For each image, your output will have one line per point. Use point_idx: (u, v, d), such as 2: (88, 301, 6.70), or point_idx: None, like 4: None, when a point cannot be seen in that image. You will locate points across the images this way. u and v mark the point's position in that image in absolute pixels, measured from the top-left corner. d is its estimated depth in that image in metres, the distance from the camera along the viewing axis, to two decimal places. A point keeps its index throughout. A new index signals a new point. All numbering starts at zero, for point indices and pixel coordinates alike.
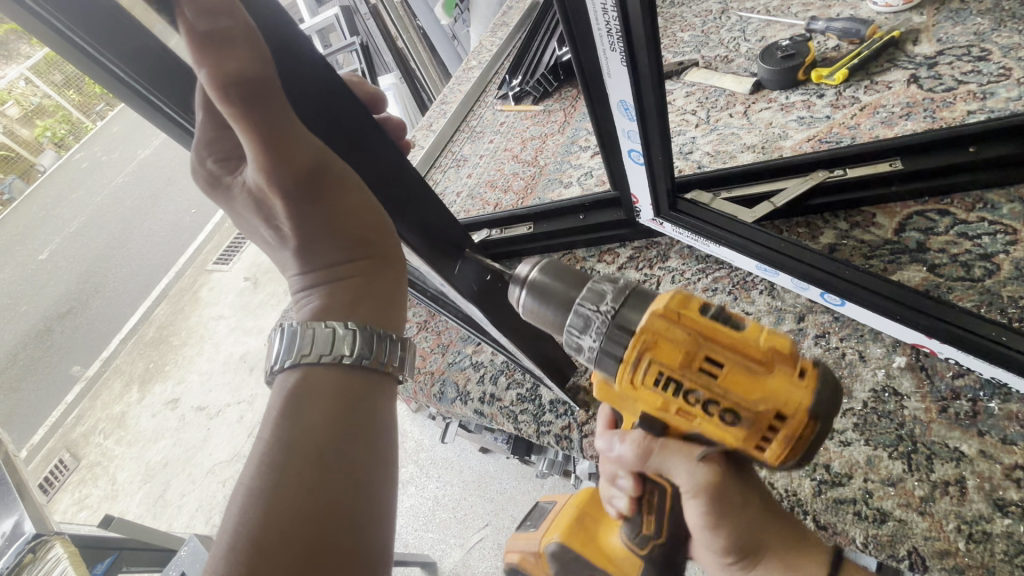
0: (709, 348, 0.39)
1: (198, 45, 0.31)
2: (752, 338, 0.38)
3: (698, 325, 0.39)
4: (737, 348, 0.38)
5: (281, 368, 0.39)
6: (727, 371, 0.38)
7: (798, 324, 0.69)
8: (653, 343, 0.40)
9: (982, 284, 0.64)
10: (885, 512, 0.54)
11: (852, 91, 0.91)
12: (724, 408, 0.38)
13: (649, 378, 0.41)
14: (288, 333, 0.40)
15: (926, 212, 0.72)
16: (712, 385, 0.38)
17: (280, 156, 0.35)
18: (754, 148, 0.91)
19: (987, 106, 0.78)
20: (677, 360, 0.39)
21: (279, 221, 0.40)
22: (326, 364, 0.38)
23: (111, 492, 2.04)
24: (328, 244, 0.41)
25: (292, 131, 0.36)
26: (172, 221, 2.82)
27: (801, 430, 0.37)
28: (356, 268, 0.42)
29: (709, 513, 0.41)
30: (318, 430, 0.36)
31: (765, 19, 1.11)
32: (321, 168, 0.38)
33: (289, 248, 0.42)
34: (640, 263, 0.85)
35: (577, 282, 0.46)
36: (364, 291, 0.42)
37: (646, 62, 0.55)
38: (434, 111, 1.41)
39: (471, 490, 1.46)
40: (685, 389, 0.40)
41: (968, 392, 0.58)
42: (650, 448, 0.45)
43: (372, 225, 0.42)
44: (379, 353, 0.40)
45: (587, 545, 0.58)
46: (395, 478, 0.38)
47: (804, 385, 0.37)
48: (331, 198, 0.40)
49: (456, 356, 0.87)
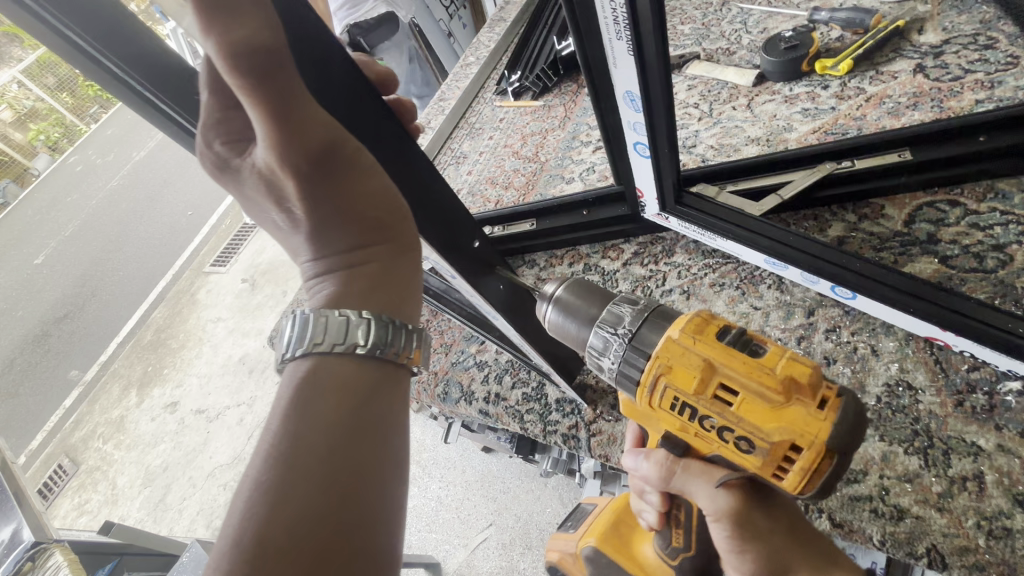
0: (723, 374, 0.40)
1: (201, 9, 0.28)
2: (769, 367, 0.39)
3: (712, 352, 0.41)
4: (750, 375, 0.39)
5: (292, 356, 0.37)
6: (741, 399, 0.40)
7: (808, 318, 0.68)
8: (668, 367, 0.43)
9: (995, 276, 0.63)
10: (902, 508, 0.53)
11: (857, 81, 0.90)
12: (739, 435, 0.40)
13: (666, 400, 0.44)
14: (300, 320, 0.38)
15: (936, 202, 0.71)
16: (726, 411, 0.40)
17: (292, 132, 0.33)
18: (759, 141, 0.90)
19: (996, 95, 0.77)
20: (692, 385, 0.41)
21: (291, 204, 0.38)
22: (340, 355, 0.37)
23: (112, 497, 2.03)
24: (342, 229, 0.39)
25: (303, 107, 0.33)
26: (168, 224, 2.80)
27: (817, 463, 0.37)
28: (372, 253, 0.41)
29: (732, 535, 0.46)
30: (330, 424, 0.34)
31: (767, 11, 1.10)
32: (335, 148, 0.36)
33: (300, 232, 0.40)
34: (645, 258, 0.84)
35: (601, 302, 0.50)
36: (379, 279, 0.40)
37: (652, 53, 0.54)
38: (432, 108, 1.39)
39: (474, 490, 1.45)
40: (702, 410, 0.42)
41: (984, 385, 0.57)
42: (674, 469, 0.50)
43: (387, 210, 0.40)
44: (394, 347, 0.38)
45: (618, 550, 0.70)
46: (406, 479, 0.36)
47: (820, 417, 0.37)
48: (345, 180, 0.38)
49: (460, 355, 0.86)
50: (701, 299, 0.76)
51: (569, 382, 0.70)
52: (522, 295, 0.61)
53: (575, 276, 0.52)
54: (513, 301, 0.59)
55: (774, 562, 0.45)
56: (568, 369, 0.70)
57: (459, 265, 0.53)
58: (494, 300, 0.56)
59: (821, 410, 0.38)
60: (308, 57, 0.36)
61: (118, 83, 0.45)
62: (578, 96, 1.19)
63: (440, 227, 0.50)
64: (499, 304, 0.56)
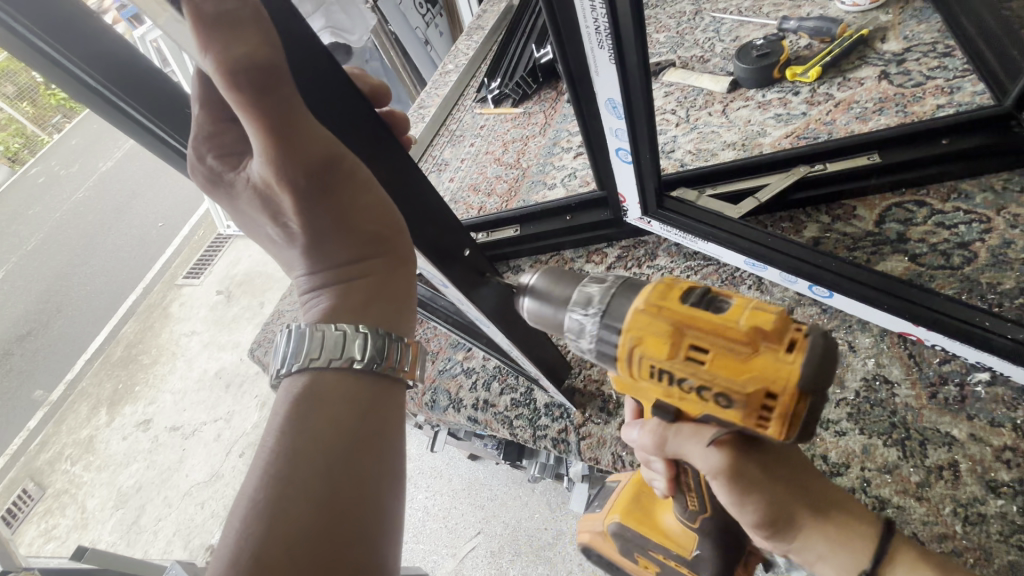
0: (692, 335, 0.39)
1: (203, 28, 0.29)
2: (733, 321, 0.38)
3: (678, 316, 0.40)
4: (717, 332, 0.38)
5: (288, 371, 0.37)
6: (712, 356, 0.39)
7: (788, 317, 0.70)
8: (640, 338, 0.41)
9: (962, 272, 0.66)
10: (884, 499, 0.54)
11: (826, 87, 0.93)
12: (717, 392, 0.39)
13: (644, 370, 0.43)
14: (296, 334, 0.37)
15: (904, 203, 0.74)
16: (700, 371, 0.39)
17: (288, 146, 0.33)
18: (735, 146, 0.92)
19: (955, 100, 0.81)
20: (663, 351, 0.40)
21: (287, 218, 0.38)
22: (337, 369, 0.36)
23: (80, 522, 1.94)
24: (338, 243, 0.39)
25: (301, 121, 0.33)
26: (138, 235, 2.72)
27: (793, 405, 0.37)
28: (368, 267, 0.40)
29: (729, 491, 0.44)
30: (329, 438, 0.34)
31: (738, 20, 1.13)
32: (333, 163, 0.36)
33: (296, 246, 0.39)
34: (629, 262, 0.85)
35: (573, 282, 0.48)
36: (376, 294, 0.40)
37: (633, 61, 0.55)
38: (412, 115, 1.39)
39: (462, 498, 1.44)
40: (677, 376, 0.41)
41: (955, 377, 0.59)
42: (665, 435, 0.47)
43: (384, 223, 0.40)
44: (392, 358, 0.38)
45: (643, 522, 0.62)
46: (404, 492, 0.36)
47: (790, 360, 0.37)
48: (342, 195, 0.37)
49: (447, 363, 0.86)
50: None
51: (558, 387, 0.70)
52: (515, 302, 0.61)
53: (544, 264, 0.50)
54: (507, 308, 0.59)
55: (775, 513, 0.43)
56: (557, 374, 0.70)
57: (455, 274, 0.52)
58: (487, 308, 0.56)
59: (791, 352, 0.37)
60: (302, 66, 0.36)
61: (95, 97, 0.46)
62: (557, 103, 1.20)
63: (435, 234, 0.50)
64: (493, 310, 0.56)
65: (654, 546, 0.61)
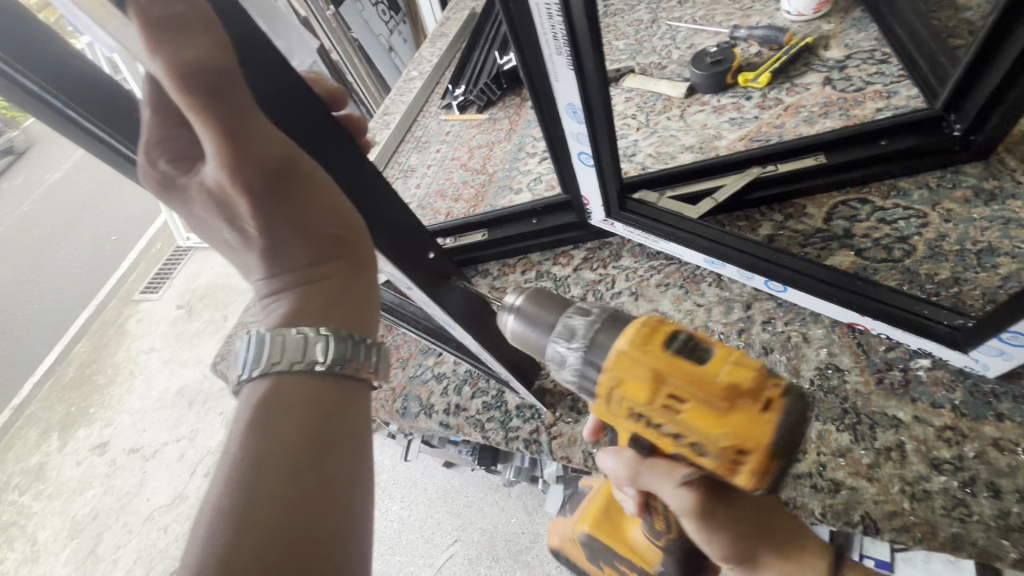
0: (672, 384, 0.42)
1: (151, 30, 0.30)
2: (713, 373, 0.41)
3: (663, 362, 0.42)
4: (696, 384, 0.41)
5: (249, 378, 0.36)
6: (691, 407, 0.41)
7: (746, 311, 0.73)
8: (619, 379, 0.43)
9: (902, 264, 0.70)
10: (839, 481, 0.57)
11: (776, 92, 0.97)
12: (693, 440, 0.42)
13: (622, 409, 0.45)
14: (256, 340, 0.37)
15: (849, 201, 0.78)
16: (678, 419, 0.42)
17: (243, 149, 0.34)
18: (693, 149, 0.96)
19: (892, 104, 0.87)
20: (643, 395, 0.42)
21: (243, 223, 0.38)
22: (299, 372, 0.36)
23: (31, 555, 1.82)
24: (297, 245, 0.39)
25: (255, 126, 0.34)
26: (91, 250, 2.61)
27: (765, 462, 0.40)
28: (327, 269, 0.39)
29: (695, 524, 0.49)
30: (294, 442, 0.34)
31: (693, 28, 1.17)
32: (289, 166, 0.36)
33: (253, 251, 0.39)
34: (594, 263, 0.87)
35: (560, 308, 0.49)
36: (340, 296, 0.39)
37: (589, 67, 0.57)
38: (377, 122, 1.39)
39: (437, 507, 1.43)
40: (655, 421, 0.43)
41: (899, 362, 0.63)
42: (640, 470, 0.50)
43: (343, 224, 0.40)
44: (355, 360, 0.38)
45: (609, 533, 0.71)
46: (372, 494, 0.36)
47: (764, 417, 0.40)
48: (298, 197, 0.37)
49: (417, 369, 0.85)
50: (649, 299, 0.80)
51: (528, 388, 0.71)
52: (479, 305, 0.61)
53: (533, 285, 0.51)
54: (473, 311, 0.60)
55: (734, 543, 0.50)
56: (527, 375, 0.71)
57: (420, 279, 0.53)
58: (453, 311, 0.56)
59: (765, 410, 0.40)
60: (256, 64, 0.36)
61: (38, 105, 0.44)
62: (522, 109, 1.22)
63: (399, 238, 0.50)
64: (459, 313, 0.57)
65: (621, 559, 0.69)
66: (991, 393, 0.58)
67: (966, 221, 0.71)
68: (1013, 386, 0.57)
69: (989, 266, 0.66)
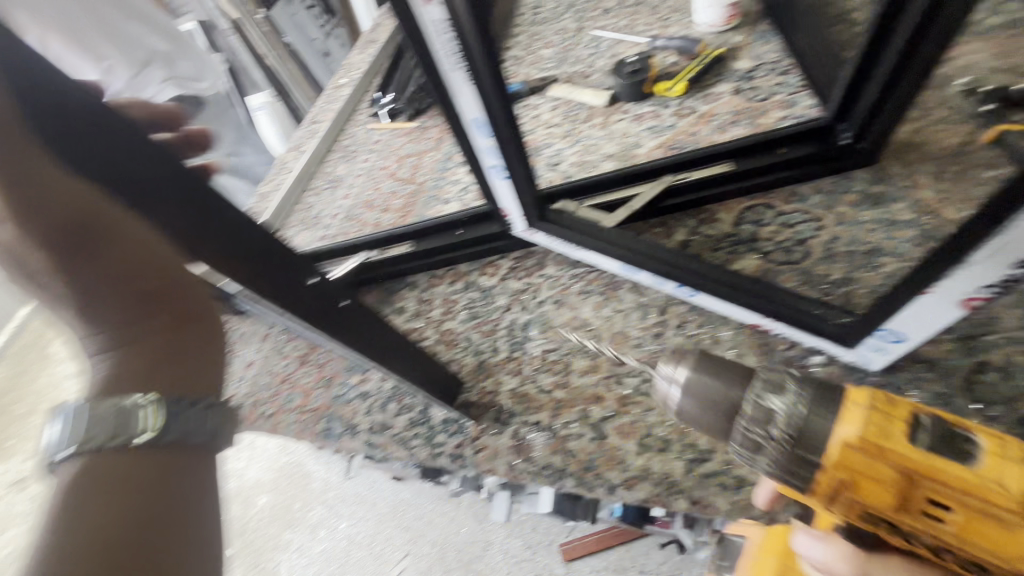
0: (928, 488, 0.34)
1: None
2: (995, 480, 0.32)
3: (908, 461, 0.33)
4: (969, 491, 0.33)
5: (60, 456, 0.38)
6: (961, 516, 0.34)
7: (662, 316, 0.76)
8: (853, 483, 0.35)
9: (801, 266, 0.74)
10: (743, 478, 0.60)
11: (691, 101, 1.01)
12: (966, 553, 0.35)
13: (852, 511, 0.37)
14: (68, 417, 0.39)
15: (756, 206, 0.82)
16: (942, 529, 0.35)
17: (35, 215, 0.37)
18: (614, 157, 0.98)
19: (793, 113, 0.92)
20: (890, 502, 0.35)
21: (49, 288, 0.39)
22: (119, 446, 0.40)
23: None
24: (114, 310, 0.42)
25: (47, 185, 0.38)
26: None
27: None
28: (149, 330, 0.43)
29: None
30: (113, 514, 0.37)
31: (615, 38, 1.21)
32: (92, 228, 0.39)
33: (67, 319, 0.41)
34: (520, 272, 0.88)
35: (743, 380, 0.41)
36: (172, 353, 0.44)
37: (487, 85, 0.57)
38: (304, 131, 1.35)
39: (387, 521, 1.40)
40: (904, 528, 0.36)
41: (797, 360, 0.66)
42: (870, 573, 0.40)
43: (163, 287, 0.43)
44: (194, 429, 0.43)
45: None
46: (205, 550, 0.40)
47: None
48: (109, 260, 0.40)
49: (342, 388, 0.83)
50: (571, 307, 0.81)
51: (449, 402, 0.72)
52: (374, 322, 0.58)
53: (698, 351, 0.42)
54: (360, 326, 0.56)
55: None
56: (445, 389, 0.72)
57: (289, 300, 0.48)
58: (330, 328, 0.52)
59: None
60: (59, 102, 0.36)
61: None
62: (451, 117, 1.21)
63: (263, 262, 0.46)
64: (336, 329, 0.52)
65: None
66: (876, 386, 0.62)
67: (855, 223, 0.76)
68: (894, 378, 0.62)
69: (875, 265, 0.71)
